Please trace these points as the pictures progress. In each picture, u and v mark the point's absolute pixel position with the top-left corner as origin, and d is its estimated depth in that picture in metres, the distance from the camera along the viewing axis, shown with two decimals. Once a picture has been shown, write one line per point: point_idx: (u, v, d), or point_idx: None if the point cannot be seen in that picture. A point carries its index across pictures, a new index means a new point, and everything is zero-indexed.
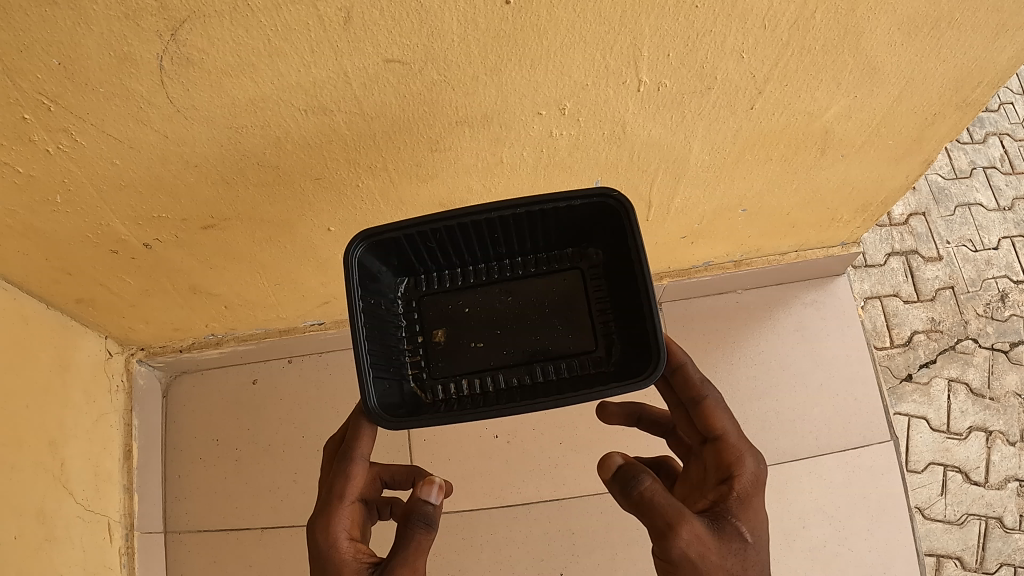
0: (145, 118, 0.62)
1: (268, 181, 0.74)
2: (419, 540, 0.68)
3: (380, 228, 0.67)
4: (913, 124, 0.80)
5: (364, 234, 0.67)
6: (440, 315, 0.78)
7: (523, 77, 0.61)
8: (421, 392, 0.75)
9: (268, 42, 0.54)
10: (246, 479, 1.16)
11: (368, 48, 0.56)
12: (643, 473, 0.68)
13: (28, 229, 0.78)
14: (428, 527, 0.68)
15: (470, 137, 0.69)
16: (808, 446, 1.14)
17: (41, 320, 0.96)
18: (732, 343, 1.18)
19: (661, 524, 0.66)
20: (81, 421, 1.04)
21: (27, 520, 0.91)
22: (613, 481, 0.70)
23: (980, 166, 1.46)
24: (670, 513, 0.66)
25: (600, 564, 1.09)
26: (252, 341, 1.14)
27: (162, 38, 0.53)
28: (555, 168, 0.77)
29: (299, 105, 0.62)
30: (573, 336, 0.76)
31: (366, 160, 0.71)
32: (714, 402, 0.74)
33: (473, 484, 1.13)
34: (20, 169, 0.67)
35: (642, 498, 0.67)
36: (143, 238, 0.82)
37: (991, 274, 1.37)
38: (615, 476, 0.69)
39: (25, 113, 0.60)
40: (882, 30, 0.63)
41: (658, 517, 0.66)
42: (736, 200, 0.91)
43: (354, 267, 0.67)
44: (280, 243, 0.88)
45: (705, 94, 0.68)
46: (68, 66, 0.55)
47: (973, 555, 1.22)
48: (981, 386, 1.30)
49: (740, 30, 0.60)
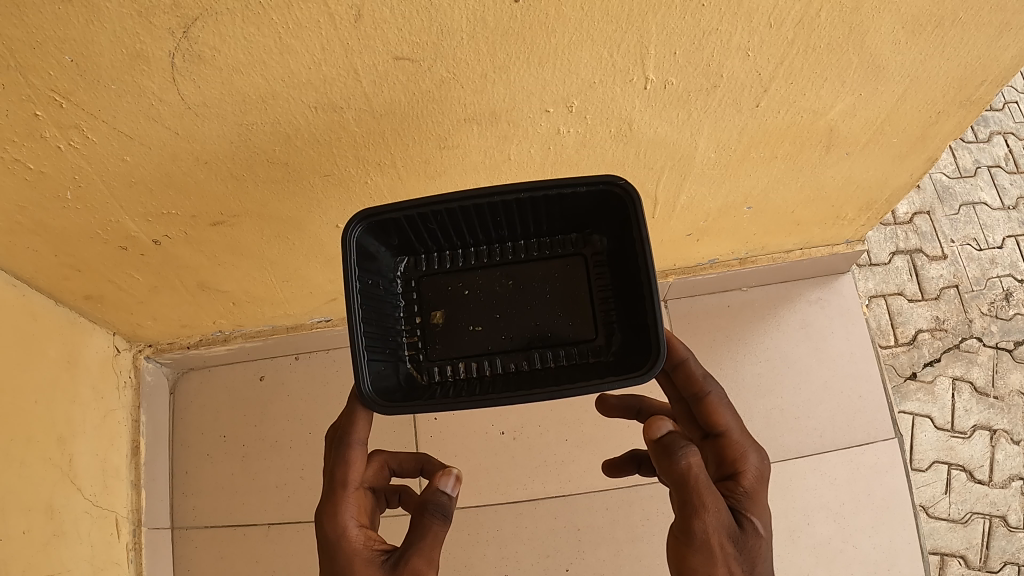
0: (156, 114, 0.63)
1: (278, 178, 0.74)
2: (435, 530, 0.69)
3: (381, 208, 0.68)
4: (917, 122, 0.80)
5: (365, 214, 0.68)
6: (438, 296, 0.78)
7: (530, 75, 0.62)
8: (418, 374, 0.77)
9: (279, 40, 0.55)
10: (253, 475, 1.17)
11: (378, 46, 0.56)
12: (691, 447, 0.67)
13: (38, 226, 0.79)
14: (444, 518, 0.69)
15: (478, 135, 0.70)
16: (813, 443, 1.14)
17: (50, 316, 0.97)
18: (736, 339, 1.19)
19: (695, 503, 0.66)
20: (89, 417, 1.04)
21: (36, 514, 0.92)
22: (658, 441, 0.68)
23: (985, 166, 1.47)
24: (706, 494, 0.66)
25: (605, 560, 1.10)
26: (260, 338, 1.15)
27: (174, 35, 0.54)
28: (563, 165, 0.78)
29: (309, 102, 0.62)
30: (573, 323, 0.77)
31: (374, 158, 0.72)
32: (716, 399, 0.75)
33: (479, 480, 1.13)
34: (31, 165, 0.68)
35: (685, 472, 0.66)
36: (153, 234, 0.83)
37: (996, 273, 1.37)
38: (662, 440, 0.68)
39: (37, 110, 0.61)
40: (886, 28, 0.64)
41: (694, 497, 0.66)
42: (741, 198, 0.91)
43: (352, 249, 0.68)
44: (288, 240, 0.88)
45: (711, 92, 0.69)
46: (81, 63, 0.56)
47: (977, 554, 1.23)
48: (985, 385, 1.30)
49: (746, 28, 0.60)
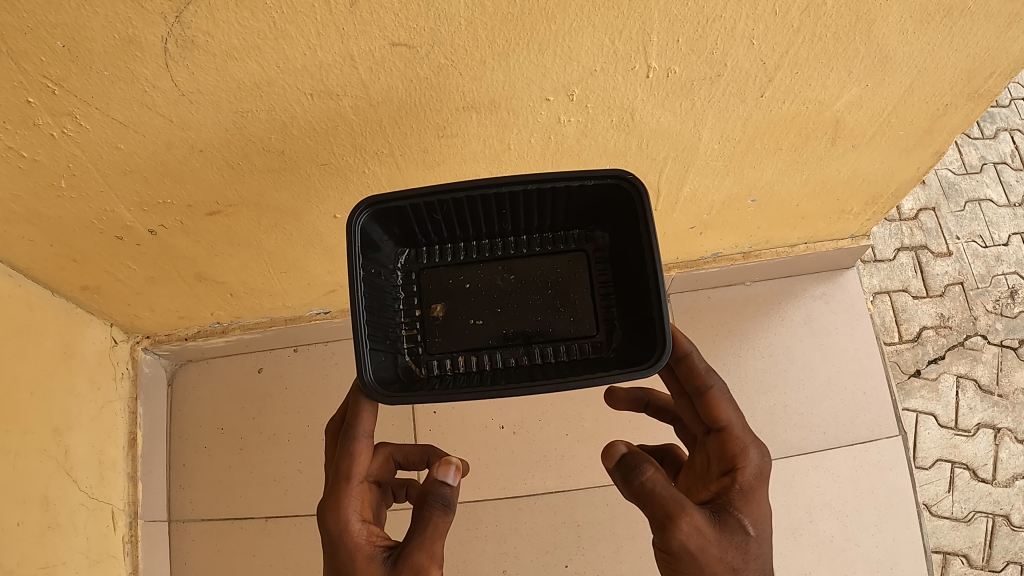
0: (150, 102, 0.62)
1: (275, 167, 0.73)
2: (436, 522, 0.67)
3: (386, 195, 0.67)
4: (925, 115, 0.79)
5: (369, 201, 0.67)
6: (439, 288, 0.77)
7: (531, 63, 0.61)
8: (416, 366, 0.75)
9: (274, 25, 0.54)
10: (251, 467, 1.16)
11: (375, 31, 0.55)
12: (643, 463, 0.68)
13: (33, 215, 0.78)
14: (446, 509, 0.68)
15: (477, 123, 0.69)
16: (817, 440, 1.13)
17: (46, 307, 0.96)
18: (740, 334, 1.17)
19: (661, 515, 0.66)
20: (86, 409, 1.04)
21: (30, 506, 0.91)
22: (615, 469, 0.70)
23: (991, 162, 1.45)
24: (670, 504, 0.66)
25: (604, 557, 1.09)
26: (258, 330, 1.14)
27: (167, 20, 0.53)
28: (564, 155, 0.77)
29: (306, 90, 0.61)
30: (573, 318, 0.76)
31: (372, 146, 0.71)
32: (718, 392, 0.73)
33: (479, 475, 1.12)
34: (24, 153, 0.67)
35: (643, 489, 0.67)
36: (149, 224, 0.82)
37: (1001, 270, 1.35)
38: (617, 465, 0.69)
39: (30, 96, 0.60)
40: (894, 17, 0.62)
41: (659, 509, 0.66)
42: (745, 190, 0.90)
43: (356, 235, 0.67)
44: (286, 230, 0.87)
45: (715, 81, 0.67)
46: (72, 49, 0.55)
47: (980, 553, 1.21)
48: (989, 383, 1.29)
49: (751, 16, 0.59)
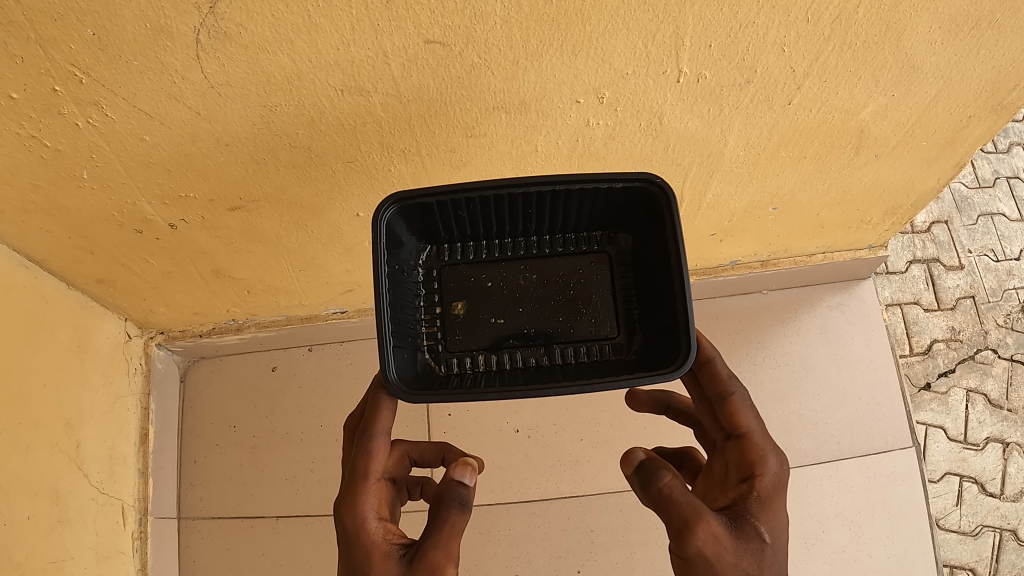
0: (178, 93, 0.62)
1: (300, 163, 0.72)
2: (453, 521, 0.67)
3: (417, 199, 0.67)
4: (948, 125, 0.79)
5: (398, 197, 0.66)
6: (460, 287, 0.77)
7: (563, 65, 0.61)
8: (436, 364, 0.75)
9: (308, 18, 0.54)
10: (263, 466, 1.15)
11: (410, 28, 0.55)
12: (661, 469, 0.68)
13: (52, 205, 0.78)
14: (462, 507, 0.67)
15: (507, 124, 0.68)
16: (830, 450, 1.12)
17: (61, 299, 0.96)
18: (756, 344, 1.17)
19: (678, 521, 0.66)
20: (99, 403, 1.03)
21: (40, 501, 0.91)
22: (635, 475, 0.70)
23: (1004, 176, 1.44)
24: (687, 511, 0.66)
25: (616, 563, 1.08)
26: (274, 328, 1.13)
27: (201, 10, 0.53)
28: (590, 159, 0.76)
29: (336, 85, 0.61)
30: (595, 321, 0.76)
31: (399, 145, 0.70)
32: (740, 399, 0.74)
33: (492, 478, 1.12)
34: (47, 142, 0.67)
35: (661, 495, 0.67)
36: (169, 218, 0.82)
37: (1013, 285, 1.35)
38: (637, 471, 0.70)
39: (56, 85, 0.60)
40: (923, 27, 0.63)
41: (676, 515, 0.66)
42: (767, 198, 0.90)
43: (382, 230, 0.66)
44: (307, 229, 0.86)
45: (744, 88, 0.67)
46: (102, 37, 0.55)
47: (987, 567, 1.21)
48: (999, 397, 1.28)
49: (783, 22, 0.59)
